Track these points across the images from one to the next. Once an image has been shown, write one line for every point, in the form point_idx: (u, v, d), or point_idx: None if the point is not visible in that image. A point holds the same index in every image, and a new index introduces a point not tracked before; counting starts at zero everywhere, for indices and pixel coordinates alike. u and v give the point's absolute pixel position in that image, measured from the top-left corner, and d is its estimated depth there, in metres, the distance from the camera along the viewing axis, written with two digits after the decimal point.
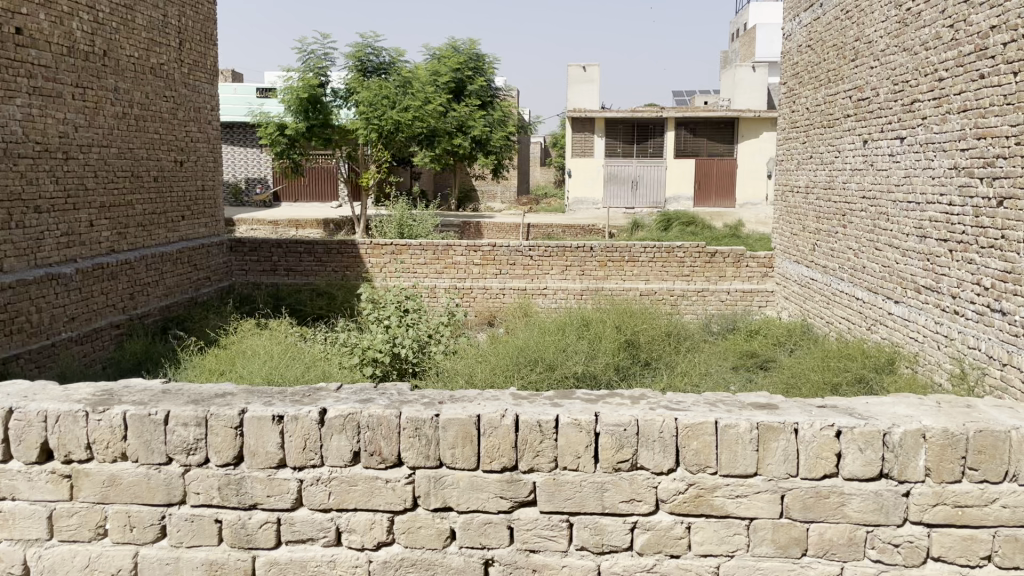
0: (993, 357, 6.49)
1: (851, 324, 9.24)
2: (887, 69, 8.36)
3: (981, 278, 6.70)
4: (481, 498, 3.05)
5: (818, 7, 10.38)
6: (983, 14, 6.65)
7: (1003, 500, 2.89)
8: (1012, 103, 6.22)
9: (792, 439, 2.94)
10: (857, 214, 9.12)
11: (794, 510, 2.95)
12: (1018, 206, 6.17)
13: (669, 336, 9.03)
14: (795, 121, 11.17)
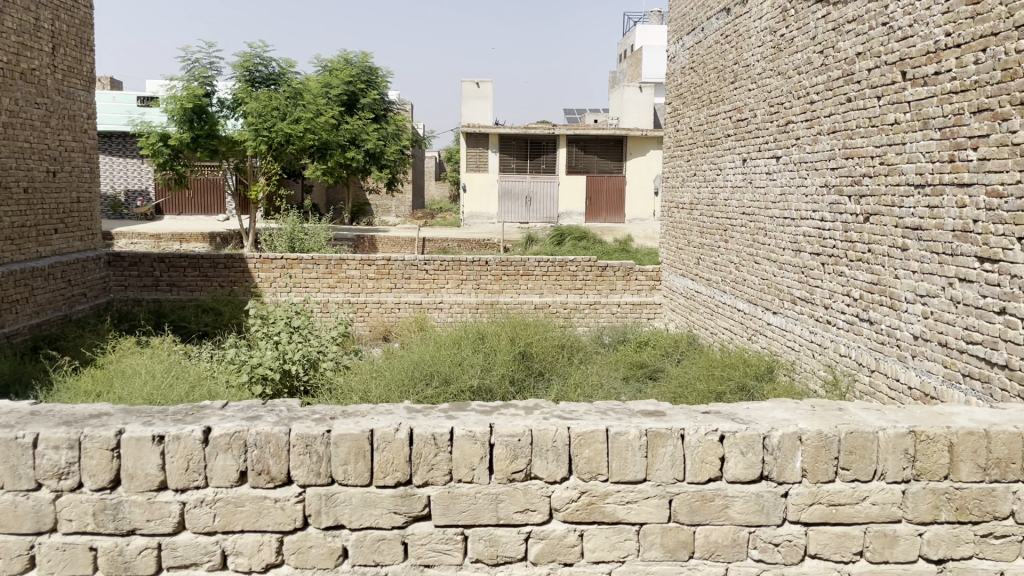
0: (862, 364, 6.92)
1: (733, 334, 9.64)
2: (764, 92, 8.80)
3: (850, 289, 7.12)
4: (375, 515, 3.00)
5: (700, 31, 10.85)
6: (849, 41, 7.10)
7: (872, 497, 3.05)
8: (876, 125, 6.67)
9: (679, 444, 3.03)
10: (737, 229, 9.53)
11: (681, 513, 3.04)
12: (882, 222, 6.62)
13: (563, 348, 9.20)
14: (679, 139, 11.61)
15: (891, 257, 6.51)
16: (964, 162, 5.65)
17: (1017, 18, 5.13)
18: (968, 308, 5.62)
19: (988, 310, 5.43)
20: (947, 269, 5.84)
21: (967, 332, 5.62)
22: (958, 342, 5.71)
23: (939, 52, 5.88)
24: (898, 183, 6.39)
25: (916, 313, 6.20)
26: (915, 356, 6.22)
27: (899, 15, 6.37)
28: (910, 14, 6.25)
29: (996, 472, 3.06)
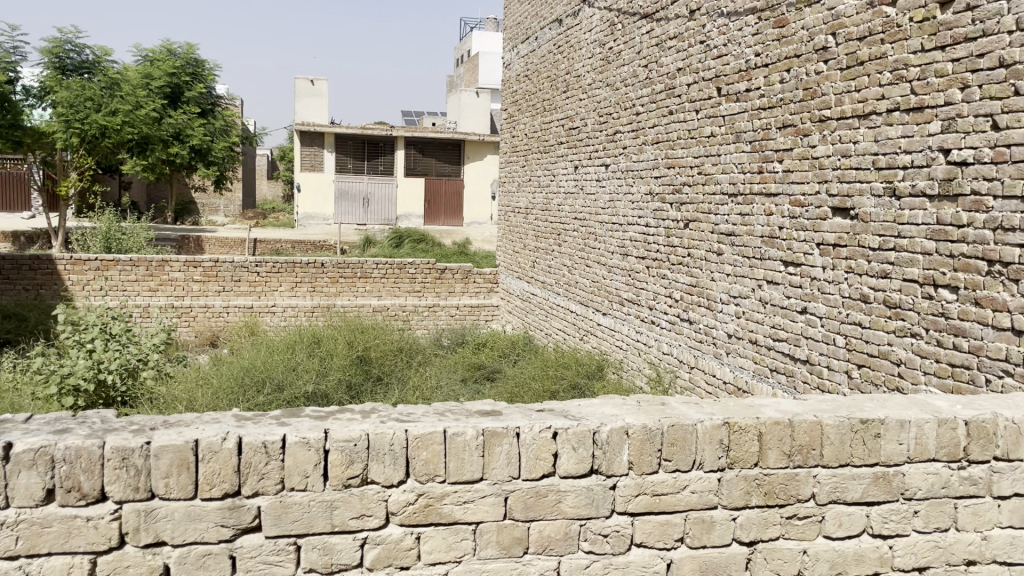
0: (682, 361, 7.37)
1: (567, 334, 9.97)
2: (593, 102, 9.16)
3: (672, 291, 7.56)
4: (200, 528, 2.82)
5: (533, 40, 11.14)
6: (671, 57, 7.52)
7: (692, 486, 3.04)
8: (695, 137, 7.13)
9: (514, 443, 2.97)
10: (569, 233, 9.87)
11: (517, 510, 2.99)
12: (700, 228, 7.07)
13: (402, 352, 9.12)
14: (515, 145, 11.86)
15: (708, 261, 6.97)
16: (772, 174, 6.14)
17: (817, 42, 5.65)
18: (775, 308, 6.11)
19: (791, 310, 5.94)
20: (756, 271, 6.33)
21: (774, 330, 6.13)
22: (766, 339, 6.21)
23: (750, 71, 6.37)
24: (714, 192, 6.85)
25: (729, 313, 6.67)
26: (729, 353, 6.70)
27: (715, 34, 6.83)
28: (724, 35, 6.71)
29: (799, 458, 3.07)
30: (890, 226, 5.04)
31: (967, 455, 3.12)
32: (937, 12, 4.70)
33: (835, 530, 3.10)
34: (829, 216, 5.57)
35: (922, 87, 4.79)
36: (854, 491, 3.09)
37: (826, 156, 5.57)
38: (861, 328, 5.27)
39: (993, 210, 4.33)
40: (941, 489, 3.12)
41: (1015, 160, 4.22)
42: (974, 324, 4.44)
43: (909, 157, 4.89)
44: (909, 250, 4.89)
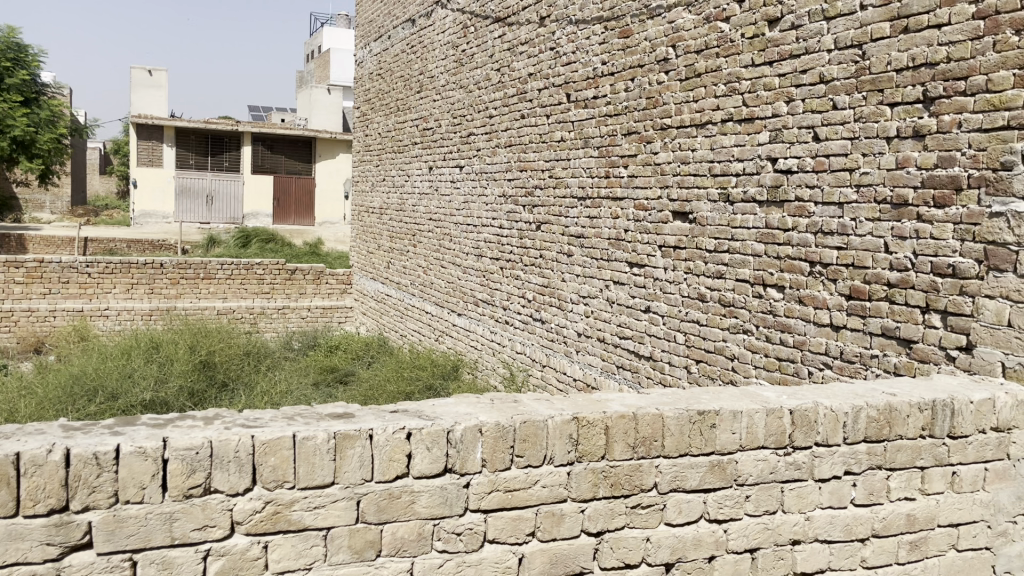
0: (535, 360, 7.52)
1: (422, 335, 9.93)
2: (448, 103, 9.18)
3: (525, 292, 7.70)
4: (21, 549, 2.35)
5: (386, 39, 11.04)
6: (523, 62, 7.67)
7: (543, 480, 2.84)
8: (545, 141, 7.30)
9: (367, 445, 2.66)
10: (424, 234, 9.85)
11: (369, 513, 2.68)
12: (552, 230, 7.24)
13: (248, 356, 8.85)
14: (368, 144, 11.70)
15: (559, 262, 7.15)
16: (618, 178, 6.39)
17: (659, 53, 5.94)
18: (621, 307, 6.37)
19: (636, 309, 6.20)
20: (604, 272, 6.56)
21: (620, 328, 6.38)
22: (613, 337, 6.45)
23: (597, 79, 6.60)
24: (565, 195, 7.04)
25: (579, 312, 6.88)
26: (578, 351, 6.91)
27: (564, 41, 7.03)
28: (573, 42, 6.91)
29: (643, 449, 2.92)
30: (724, 229, 5.37)
31: (792, 442, 3.03)
32: (766, 29, 5.05)
33: (675, 517, 2.97)
34: (669, 219, 5.86)
35: (753, 99, 5.13)
36: (693, 479, 2.97)
37: (667, 163, 5.86)
38: (699, 325, 5.57)
39: (814, 215, 4.72)
40: (768, 475, 3.03)
41: (833, 169, 4.60)
42: (798, 321, 4.79)
43: (741, 164, 5.23)
44: (742, 252, 5.23)
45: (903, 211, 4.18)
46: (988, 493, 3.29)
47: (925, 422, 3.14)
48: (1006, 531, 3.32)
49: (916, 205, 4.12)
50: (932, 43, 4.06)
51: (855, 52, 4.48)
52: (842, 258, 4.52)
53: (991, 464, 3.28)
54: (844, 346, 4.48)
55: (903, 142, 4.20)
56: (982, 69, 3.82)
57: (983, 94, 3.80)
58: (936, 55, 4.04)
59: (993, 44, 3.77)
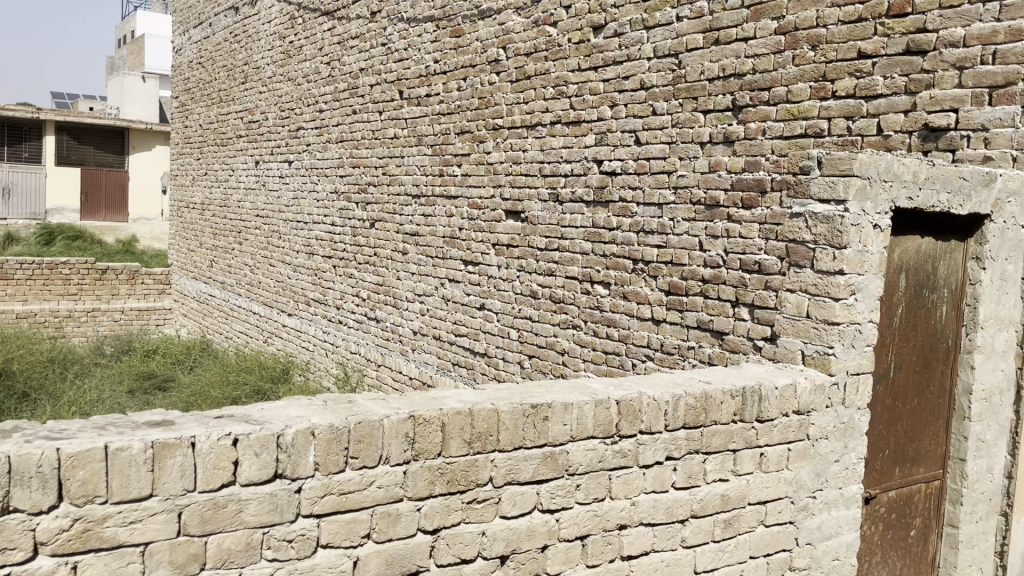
0: (369, 359, 7.41)
1: (249, 337, 9.52)
2: (275, 96, 8.86)
3: (359, 290, 7.57)
4: None
5: (207, 26, 10.50)
6: (353, 57, 7.53)
7: (379, 480, 2.62)
8: (378, 138, 7.21)
9: (190, 454, 2.31)
10: (250, 232, 9.46)
11: (192, 526, 2.33)
12: (386, 228, 7.17)
13: (52, 364, 8.20)
14: (187, 136, 11.07)
15: (393, 260, 7.09)
16: (451, 177, 6.42)
17: (490, 54, 6.03)
18: (456, 305, 6.41)
19: (471, 307, 6.26)
20: (439, 270, 6.57)
21: (455, 326, 6.42)
22: (448, 335, 6.48)
23: (429, 77, 6.61)
24: (398, 193, 6.99)
25: (414, 310, 6.86)
26: (414, 350, 6.88)
27: (396, 38, 6.97)
28: (405, 39, 6.87)
29: (478, 444, 2.79)
30: (554, 228, 5.54)
31: (619, 431, 3.04)
32: (591, 35, 5.27)
33: (510, 509, 2.87)
34: (502, 218, 5.97)
35: (581, 103, 5.35)
36: (527, 471, 2.89)
37: (499, 162, 5.96)
38: (531, 321, 5.71)
39: (637, 215, 4.98)
40: (598, 463, 3.02)
41: (653, 171, 4.90)
42: (622, 316, 5.02)
43: (570, 166, 5.43)
44: (570, 250, 5.42)
45: (715, 212, 4.52)
46: (792, 471, 3.46)
47: (736, 408, 3.28)
48: (806, 506, 3.50)
49: (726, 207, 4.47)
50: (740, 55, 4.47)
51: (671, 61, 4.81)
52: (661, 256, 4.80)
53: (794, 444, 3.45)
54: (664, 339, 4.74)
55: (715, 148, 4.58)
56: (783, 81, 4.29)
57: (785, 104, 4.28)
58: (743, 66, 4.45)
59: (792, 58, 4.25)
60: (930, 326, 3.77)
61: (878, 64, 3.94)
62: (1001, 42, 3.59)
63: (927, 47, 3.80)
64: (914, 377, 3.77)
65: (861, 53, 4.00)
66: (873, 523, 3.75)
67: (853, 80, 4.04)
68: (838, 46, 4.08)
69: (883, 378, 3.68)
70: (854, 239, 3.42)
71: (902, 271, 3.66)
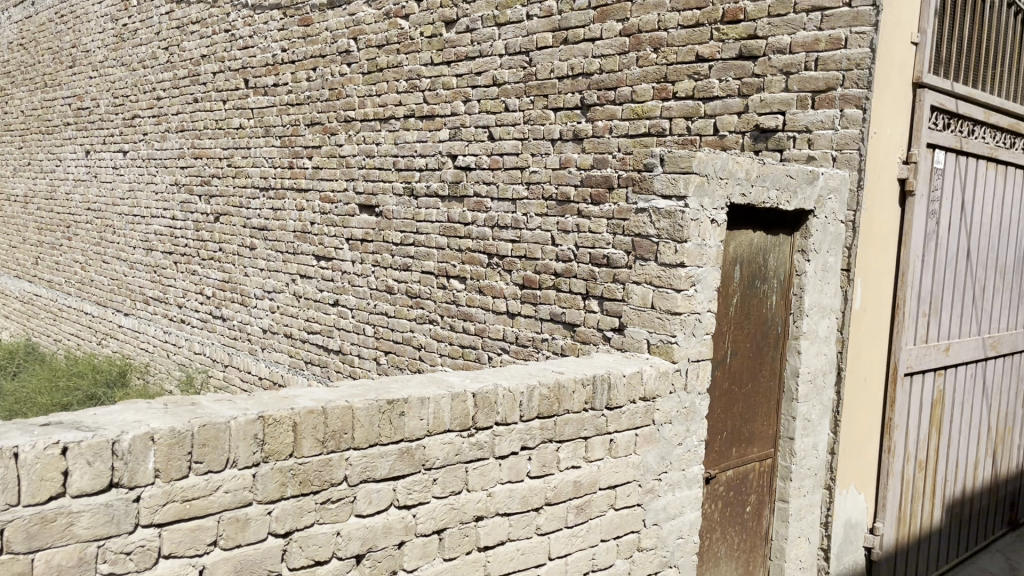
0: (215, 360, 7.08)
1: (81, 339, 8.88)
2: (106, 82, 8.30)
3: (203, 287, 7.23)
4: None
5: (28, 4, 9.68)
6: (194, 42, 7.17)
7: (226, 485, 2.48)
8: (222, 128, 6.92)
9: (11, 465, 2.09)
10: (81, 226, 8.81)
11: (15, 543, 2.12)
12: (231, 222, 6.88)
13: None
14: (7, 123, 10.18)
15: (240, 256, 6.81)
16: (301, 170, 6.25)
17: (340, 45, 5.91)
18: (308, 302, 6.24)
19: (324, 303, 6.11)
20: (290, 266, 6.38)
21: (308, 323, 6.25)
22: (301, 333, 6.30)
23: (276, 66, 6.40)
24: (245, 185, 6.72)
25: (263, 308, 6.62)
26: (264, 349, 6.64)
27: (240, 24, 6.69)
28: (249, 26, 6.61)
29: (333, 443, 2.69)
30: (409, 223, 5.51)
31: (475, 423, 3.06)
32: (443, 30, 5.30)
33: (366, 508, 2.80)
34: (356, 212, 5.87)
35: (434, 97, 5.37)
36: (383, 467, 2.82)
37: (352, 155, 5.88)
38: (387, 317, 5.65)
39: (491, 210, 5.04)
40: (455, 457, 3.01)
41: (507, 167, 5.00)
42: (478, 310, 5.05)
43: (424, 160, 5.43)
44: (426, 245, 5.40)
45: (566, 207, 4.66)
46: (639, 456, 3.60)
47: (587, 396, 3.39)
48: (653, 488, 3.66)
49: (577, 202, 4.62)
50: (587, 55, 4.69)
51: (523, 59, 4.95)
52: (515, 250, 4.87)
53: (641, 430, 3.59)
54: (519, 332, 4.78)
55: (564, 145, 4.77)
56: (628, 81, 4.56)
57: (630, 104, 4.55)
58: (591, 66, 4.68)
59: (636, 59, 4.52)
60: (761, 314, 4.02)
61: (714, 67, 4.28)
62: (823, 49, 3.95)
63: (757, 52, 4.14)
64: (748, 362, 4.03)
65: (699, 56, 4.32)
66: (712, 501, 3.97)
67: (692, 82, 4.35)
68: (678, 49, 4.39)
69: (720, 364, 3.91)
70: (694, 233, 3.59)
71: (736, 263, 3.88)
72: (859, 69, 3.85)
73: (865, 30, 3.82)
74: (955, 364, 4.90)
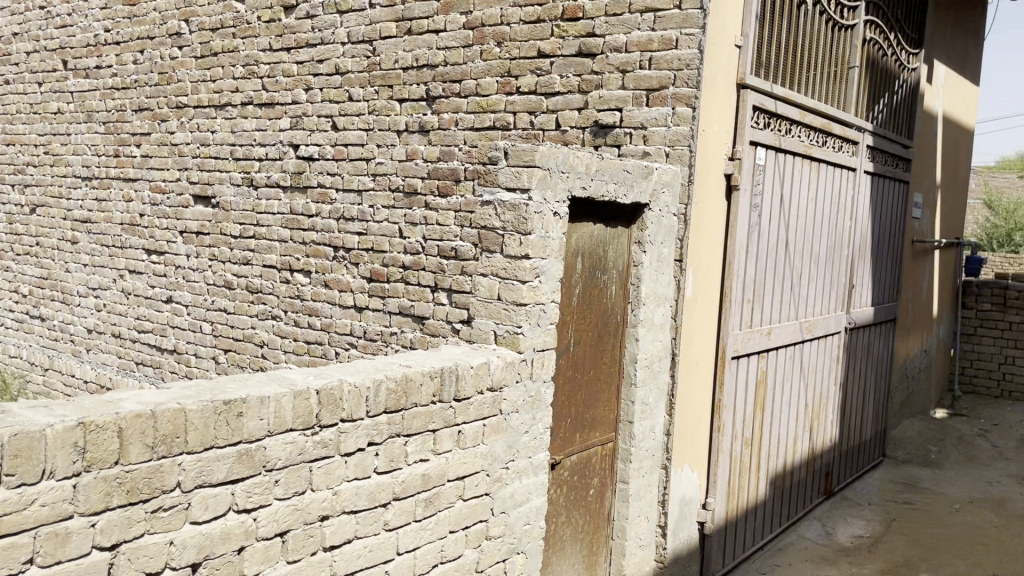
0: (32, 363, 6.49)
1: None
2: None
3: (18, 285, 6.65)
4: None
5: None
6: (3, 19, 6.57)
7: (43, 498, 2.22)
8: (38, 112, 6.40)
9: None
10: None
11: None
12: (50, 214, 6.37)
13: None
14: None
15: (60, 250, 6.32)
16: (129, 158, 5.89)
17: (170, 26, 5.61)
18: (138, 299, 5.88)
19: (156, 300, 5.78)
20: (117, 261, 5.99)
21: (139, 322, 5.89)
22: (131, 332, 5.93)
23: (99, 46, 5.98)
24: (65, 174, 6.24)
25: (88, 306, 6.18)
26: (89, 350, 6.20)
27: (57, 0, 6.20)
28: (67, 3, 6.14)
29: (163, 448, 2.48)
30: (248, 215, 5.31)
31: (319, 421, 2.91)
32: (282, 15, 5.16)
33: (201, 514, 2.59)
34: (190, 203, 5.59)
35: (273, 84, 5.22)
36: (220, 471, 2.63)
37: (185, 143, 5.61)
38: (226, 314, 5.42)
39: (336, 202, 4.94)
40: (298, 456, 2.86)
41: (352, 158, 4.91)
42: (324, 305, 4.92)
43: (263, 150, 5.27)
44: (268, 238, 5.21)
45: (414, 199, 4.61)
46: (486, 446, 3.64)
47: (435, 389, 3.36)
48: (499, 477, 3.69)
49: (424, 194, 4.59)
50: (431, 46, 4.69)
51: (366, 48, 4.89)
52: (362, 243, 4.79)
53: (488, 420, 3.63)
54: (367, 326, 4.67)
55: (410, 137, 4.74)
56: (472, 74, 4.58)
57: (475, 97, 4.58)
58: (436, 58, 4.67)
59: (480, 52, 4.55)
60: (602, 304, 4.14)
61: (555, 63, 4.38)
62: (656, 49, 4.12)
63: (595, 50, 4.27)
64: (590, 351, 4.14)
65: (541, 52, 4.41)
66: (557, 486, 4.07)
67: (534, 77, 4.44)
68: (520, 44, 4.45)
69: (564, 353, 3.99)
70: (538, 225, 3.65)
71: (578, 254, 3.97)
72: (688, 70, 4.04)
73: (693, 32, 4.01)
74: (776, 346, 5.28)
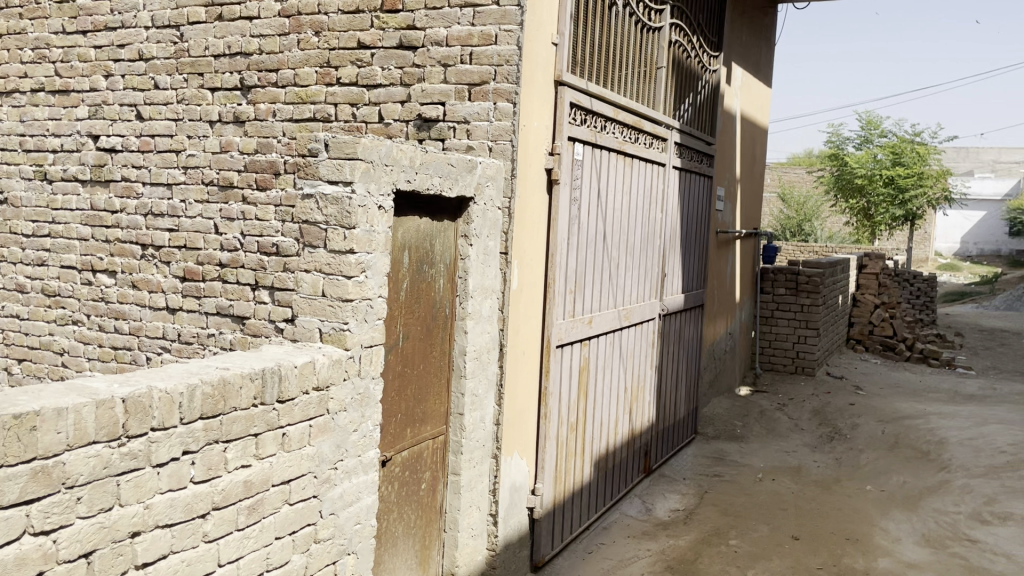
0: None
1: None
2: None
3: None
4: None
5: None
6: None
7: None
8: None
9: None
10: None
11: None
12: None
13: None
14: None
15: None
16: None
17: None
18: None
19: None
20: None
21: None
22: None
23: None
24: None
25: None
26: None
27: None
28: None
29: None
30: (42, 212, 4.87)
31: (126, 431, 2.67)
32: None
33: None
34: None
35: (67, 70, 4.84)
36: (10, 492, 2.34)
37: None
38: (19, 320, 4.94)
39: (143, 196, 4.63)
40: (102, 470, 2.60)
41: (160, 149, 4.63)
42: (132, 307, 4.56)
43: (58, 140, 4.87)
44: (65, 236, 4.80)
45: (229, 193, 4.41)
46: (314, 447, 3.49)
47: (256, 391, 3.18)
48: (328, 478, 3.57)
49: (240, 188, 4.39)
50: (245, 34, 4.52)
51: (172, 33, 4.63)
52: (173, 240, 4.49)
53: (314, 420, 3.48)
54: (181, 328, 4.35)
55: (224, 127, 4.55)
56: (289, 63, 4.46)
57: (292, 87, 4.47)
58: (249, 46, 4.52)
59: (297, 41, 4.45)
60: (430, 297, 4.13)
61: (376, 55, 4.34)
62: (476, 44, 4.16)
63: (416, 43, 4.26)
64: (420, 345, 4.11)
65: (360, 43, 4.36)
66: (389, 483, 4.01)
67: (354, 68, 4.38)
68: (339, 34, 4.39)
69: (393, 348, 3.94)
70: (362, 219, 3.57)
71: (405, 248, 3.93)
72: (508, 65, 4.10)
73: (511, 28, 4.08)
74: (597, 334, 5.50)
